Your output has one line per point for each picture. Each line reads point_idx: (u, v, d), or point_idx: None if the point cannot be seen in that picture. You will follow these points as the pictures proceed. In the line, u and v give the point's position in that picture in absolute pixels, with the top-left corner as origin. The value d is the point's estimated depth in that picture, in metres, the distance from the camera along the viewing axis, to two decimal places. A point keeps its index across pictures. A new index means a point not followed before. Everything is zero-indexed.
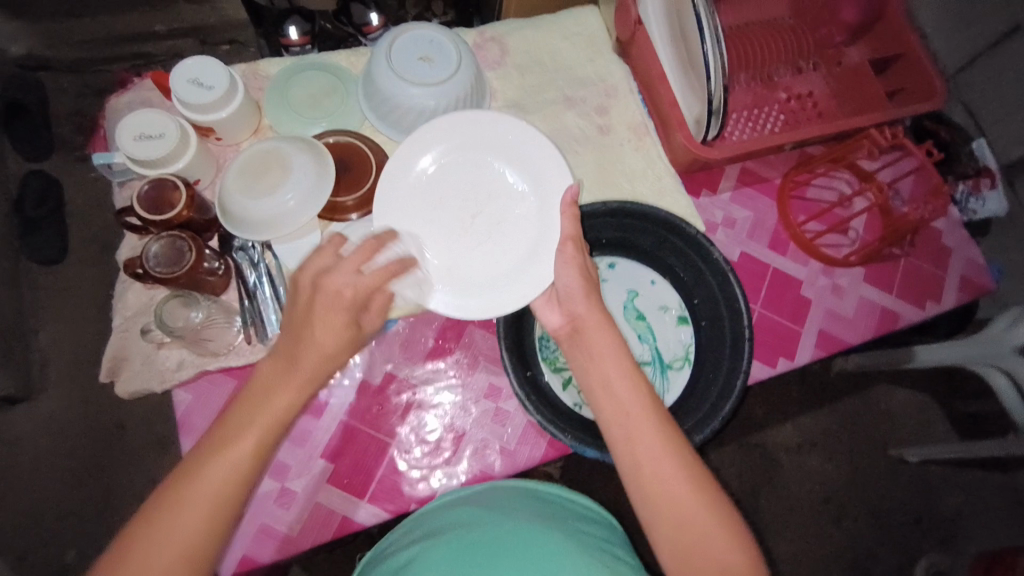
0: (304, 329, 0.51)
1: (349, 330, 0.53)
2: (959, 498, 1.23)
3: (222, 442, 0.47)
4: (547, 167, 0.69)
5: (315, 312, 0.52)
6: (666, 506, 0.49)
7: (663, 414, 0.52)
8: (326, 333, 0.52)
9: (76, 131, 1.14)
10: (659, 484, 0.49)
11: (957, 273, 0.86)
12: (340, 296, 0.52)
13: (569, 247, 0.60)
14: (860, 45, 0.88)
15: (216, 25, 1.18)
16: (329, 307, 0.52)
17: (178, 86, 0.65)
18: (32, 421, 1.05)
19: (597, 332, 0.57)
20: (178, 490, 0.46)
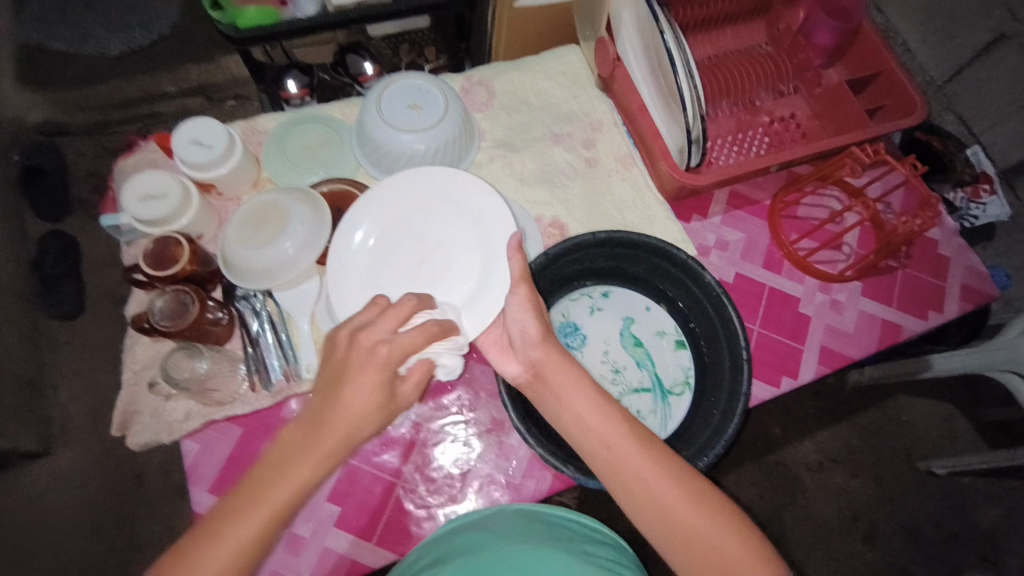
0: (330, 397, 0.48)
1: (384, 393, 0.48)
2: (992, 509, 1.19)
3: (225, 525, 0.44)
4: (492, 214, 0.69)
5: (348, 379, 0.48)
6: (674, 532, 0.48)
7: (641, 432, 0.52)
8: (359, 396, 0.47)
9: (91, 190, 1.19)
10: (659, 512, 0.49)
11: (957, 282, 0.85)
12: (377, 357, 0.48)
13: (520, 290, 0.58)
14: (838, 66, 0.89)
15: (221, 83, 1.25)
16: (364, 369, 0.48)
17: (180, 147, 0.69)
18: (53, 477, 1.06)
19: (558, 373, 0.56)
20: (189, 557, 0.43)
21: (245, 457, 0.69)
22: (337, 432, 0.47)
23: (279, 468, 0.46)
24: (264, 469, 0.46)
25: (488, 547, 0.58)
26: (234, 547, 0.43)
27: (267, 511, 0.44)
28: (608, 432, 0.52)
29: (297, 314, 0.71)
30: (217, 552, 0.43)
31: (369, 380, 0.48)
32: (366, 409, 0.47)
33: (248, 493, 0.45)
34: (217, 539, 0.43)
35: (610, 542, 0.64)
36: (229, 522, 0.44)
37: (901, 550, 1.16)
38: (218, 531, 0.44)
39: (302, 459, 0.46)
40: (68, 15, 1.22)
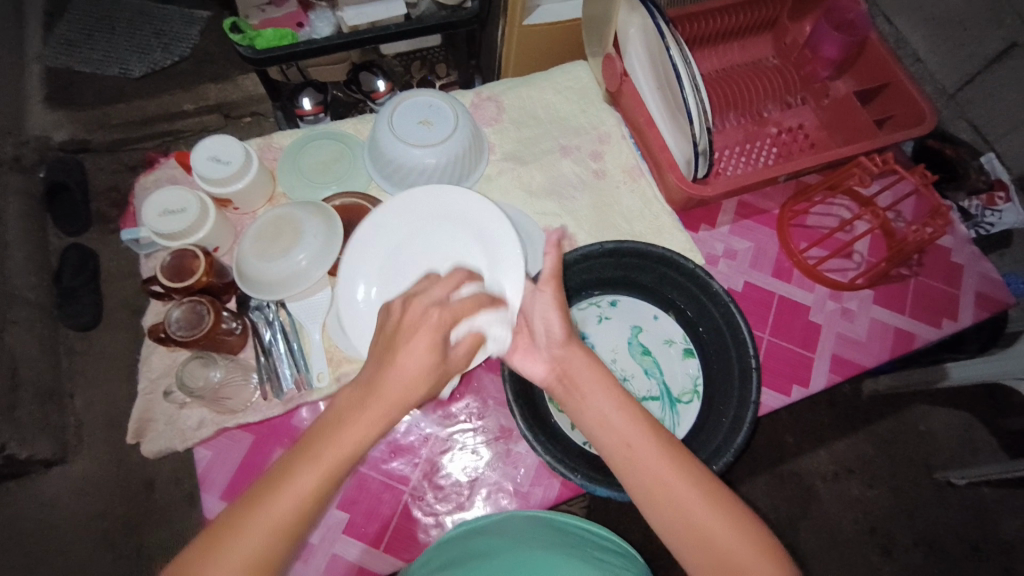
0: (388, 357, 0.46)
1: (434, 358, 0.47)
2: (1016, 523, 1.16)
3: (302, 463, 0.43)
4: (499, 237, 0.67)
5: (405, 341, 0.46)
6: (693, 538, 0.48)
7: (664, 436, 0.52)
8: (415, 354, 0.46)
9: (112, 205, 1.23)
10: (683, 515, 0.48)
11: (971, 290, 0.84)
12: (429, 319, 0.48)
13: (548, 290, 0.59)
14: (846, 78, 0.89)
15: (238, 100, 1.29)
16: (417, 331, 0.47)
17: (198, 162, 0.71)
18: (67, 483, 1.08)
19: (584, 372, 0.56)
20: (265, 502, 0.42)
21: (257, 464, 0.70)
22: (394, 392, 0.45)
23: (339, 422, 0.44)
24: (326, 423, 0.45)
25: (497, 553, 0.58)
26: (296, 498, 0.42)
27: (333, 460, 0.43)
28: (632, 433, 0.52)
29: (308, 323, 0.72)
30: (280, 502, 0.42)
31: (423, 341, 0.47)
32: (417, 373, 0.46)
33: (313, 444, 0.44)
34: (278, 493, 0.42)
35: (620, 550, 0.63)
36: (293, 476, 0.43)
37: (922, 565, 1.13)
38: (284, 481, 0.43)
39: (362, 414, 0.45)
40: (94, 39, 1.28)
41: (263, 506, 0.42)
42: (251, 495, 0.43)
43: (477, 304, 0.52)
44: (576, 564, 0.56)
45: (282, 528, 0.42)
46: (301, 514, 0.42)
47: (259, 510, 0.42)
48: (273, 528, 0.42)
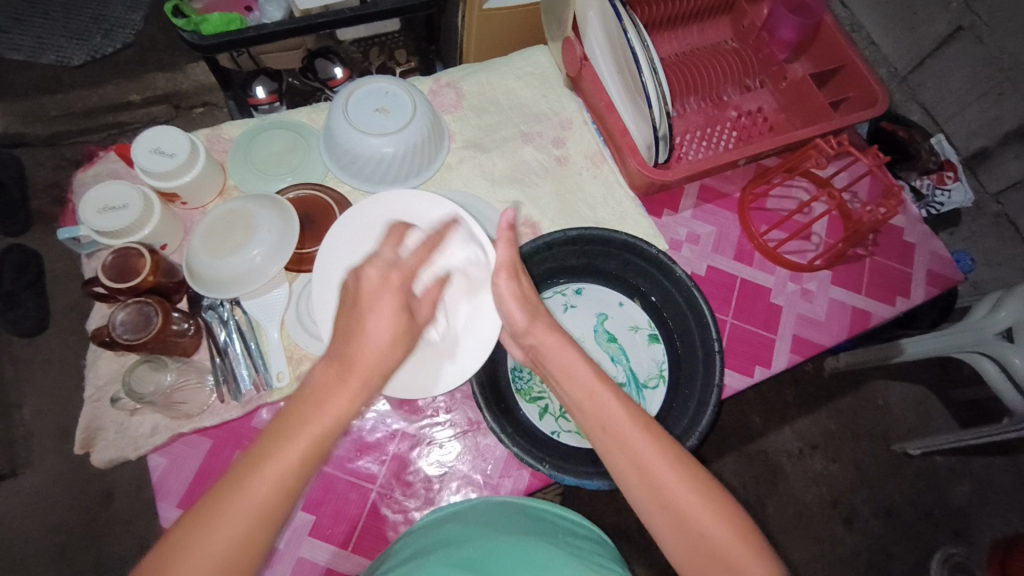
0: (353, 331, 0.46)
1: (404, 318, 0.48)
2: (967, 488, 1.22)
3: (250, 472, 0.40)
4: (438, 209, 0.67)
5: (369, 310, 0.47)
6: (666, 511, 0.48)
7: (644, 417, 0.52)
8: (380, 328, 0.47)
9: (54, 202, 1.16)
10: (659, 496, 0.49)
11: (923, 267, 0.87)
12: (387, 282, 0.48)
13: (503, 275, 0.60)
14: (802, 60, 0.90)
15: (189, 90, 1.22)
16: (381, 297, 0.48)
17: (139, 155, 0.67)
18: (20, 497, 1.03)
19: (557, 353, 0.57)
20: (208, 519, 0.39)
21: (216, 469, 0.68)
22: (366, 360, 0.45)
23: (314, 399, 0.43)
24: (301, 401, 0.43)
25: (470, 541, 0.57)
26: (273, 482, 0.40)
27: (310, 439, 0.42)
28: (608, 411, 0.52)
29: (266, 322, 0.70)
30: (258, 488, 0.40)
31: (390, 304, 0.48)
32: (388, 339, 0.47)
33: (287, 426, 0.42)
34: (251, 481, 0.40)
35: (592, 535, 0.64)
36: (267, 462, 0.40)
37: (881, 532, 1.18)
38: (258, 468, 0.40)
39: (341, 386, 0.44)
40: (26, 24, 1.20)
41: (237, 496, 0.39)
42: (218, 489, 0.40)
43: (427, 249, 0.54)
44: (546, 549, 0.56)
45: (261, 515, 0.40)
46: (281, 498, 0.40)
47: (232, 499, 0.39)
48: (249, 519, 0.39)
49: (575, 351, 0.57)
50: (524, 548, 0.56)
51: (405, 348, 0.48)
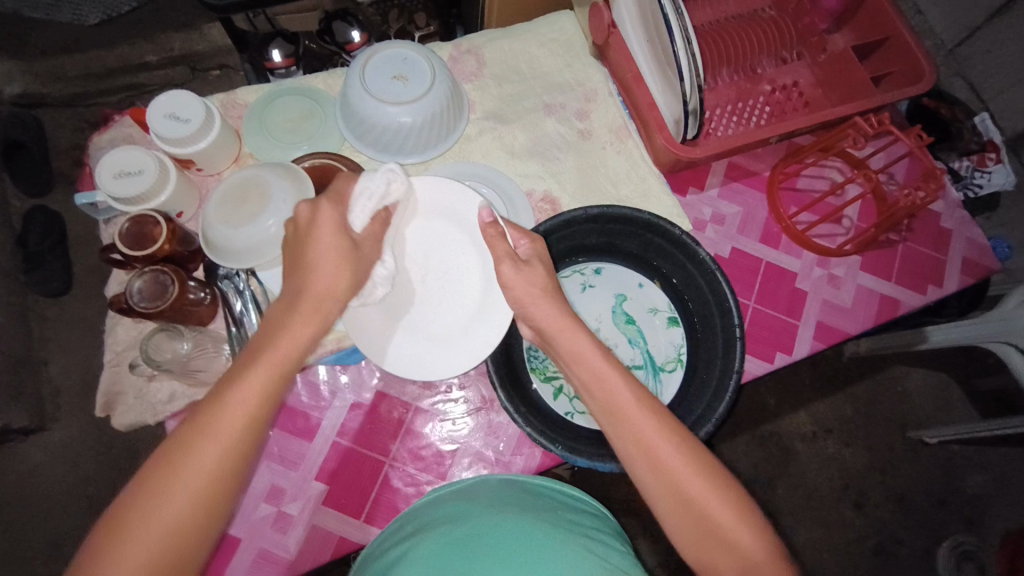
0: (301, 263, 0.51)
1: (345, 241, 0.52)
2: (982, 478, 1.20)
3: (221, 399, 0.44)
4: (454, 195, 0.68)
5: (310, 240, 0.51)
6: (670, 493, 0.48)
7: (666, 417, 0.51)
8: (326, 255, 0.51)
9: (74, 164, 1.16)
10: (683, 500, 0.48)
11: (959, 255, 0.83)
12: (331, 221, 0.52)
13: (504, 268, 0.59)
14: (845, 31, 0.85)
15: (204, 51, 1.20)
16: (329, 236, 0.52)
17: (154, 121, 0.66)
18: (48, 452, 1.06)
19: (574, 341, 0.56)
20: (179, 453, 0.43)
21: None
22: (316, 299, 0.50)
23: (269, 336, 0.48)
24: (262, 340, 0.48)
25: (469, 517, 0.56)
26: (232, 431, 0.44)
27: (265, 376, 0.46)
28: (617, 396, 0.52)
29: (282, 294, 0.70)
30: (222, 425, 0.44)
31: (328, 227, 0.52)
32: (332, 266, 0.51)
33: (242, 366, 0.46)
34: (207, 427, 0.43)
35: (593, 511, 0.63)
36: (221, 407, 0.44)
37: (891, 518, 1.17)
38: (217, 410, 0.44)
39: (293, 322, 0.49)
40: None
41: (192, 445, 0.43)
42: (170, 444, 0.44)
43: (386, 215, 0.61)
44: (548, 532, 0.54)
45: (233, 445, 0.44)
46: (238, 449, 0.44)
47: (190, 448, 0.43)
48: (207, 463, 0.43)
49: (585, 338, 0.56)
50: (524, 530, 0.54)
51: (353, 275, 0.52)
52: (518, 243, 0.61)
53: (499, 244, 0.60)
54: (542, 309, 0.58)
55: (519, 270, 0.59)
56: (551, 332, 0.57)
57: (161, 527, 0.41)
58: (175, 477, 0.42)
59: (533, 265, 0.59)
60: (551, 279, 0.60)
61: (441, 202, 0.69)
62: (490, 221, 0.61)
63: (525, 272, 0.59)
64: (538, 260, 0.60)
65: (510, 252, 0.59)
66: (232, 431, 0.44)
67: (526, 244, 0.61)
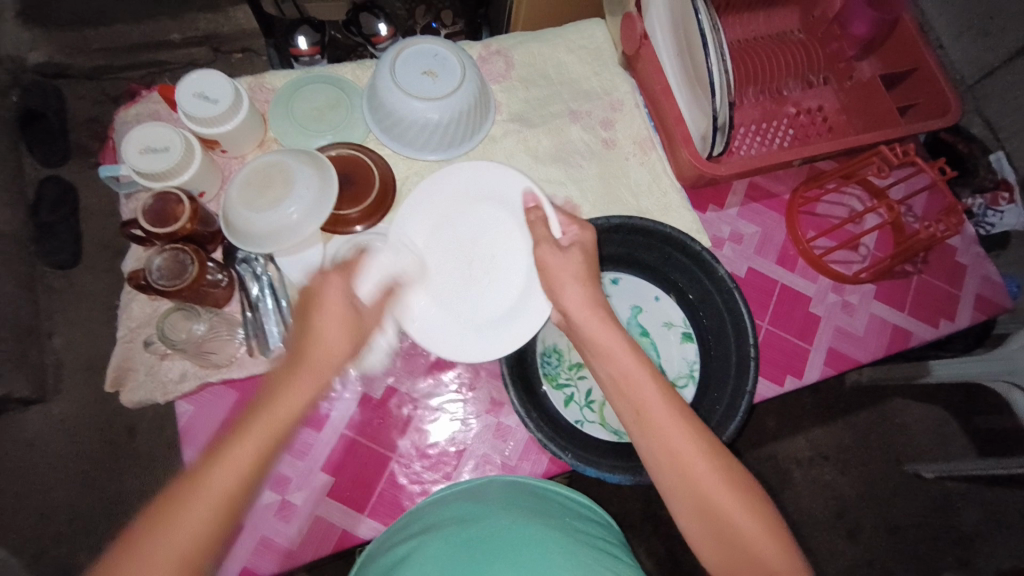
0: (308, 331, 0.50)
1: (350, 313, 0.53)
2: (976, 515, 1.20)
3: (219, 452, 0.43)
4: (498, 179, 0.71)
5: (315, 306, 0.52)
6: (690, 497, 0.48)
7: (682, 409, 0.51)
8: (332, 331, 0.51)
9: (92, 137, 1.15)
10: (698, 498, 0.48)
11: (972, 291, 0.84)
12: (342, 312, 0.52)
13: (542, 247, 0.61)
14: (872, 59, 0.85)
15: (229, 34, 1.19)
16: (332, 310, 0.52)
17: (183, 99, 0.65)
18: (46, 423, 1.05)
19: (598, 325, 0.56)
20: (171, 505, 0.41)
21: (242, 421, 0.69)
22: (319, 361, 0.49)
23: (270, 397, 0.46)
24: (260, 398, 0.46)
25: (477, 519, 0.56)
26: (222, 489, 0.42)
27: (262, 436, 0.44)
28: (641, 392, 0.52)
29: (297, 282, 0.69)
30: (220, 477, 0.42)
31: (332, 305, 0.52)
32: (340, 338, 0.51)
33: (243, 422, 0.44)
34: (204, 484, 0.41)
35: (598, 518, 0.62)
36: (222, 458, 0.42)
37: (882, 548, 1.17)
38: (213, 466, 0.42)
39: (293, 383, 0.47)
40: None
41: (183, 508, 0.41)
42: (148, 520, 0.41)
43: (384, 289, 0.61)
44: (553, 534, 0.54)
45: (226, 495, 0.42)
46: (230, 502, 0.42)
47: (176, 518, 0.40)
48: (198, 526, 0.41)
49: (615, 331, 0.55)
50: (529, 531, 0.54)
51: (355, 343, 0.52)
52: (566, 231, 0.62)
53: (540, 229, 0.63)
54: (574, 298, 0.58)
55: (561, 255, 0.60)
56: (578, 321, 0.57)
57: None
58: (163, 537, 0.40)
59: (571, 252, 0.60)
60: (590, 270, 0.60)
61: (497, 187, 0.71)
62: (534, 206, 0.66)
63: (561, 258, 0.60)
64: (578, 247, 0.60)
65: (551, 239, 0.62)
66: (224, 486, 0.42)
67: (573, 231, 0.62)
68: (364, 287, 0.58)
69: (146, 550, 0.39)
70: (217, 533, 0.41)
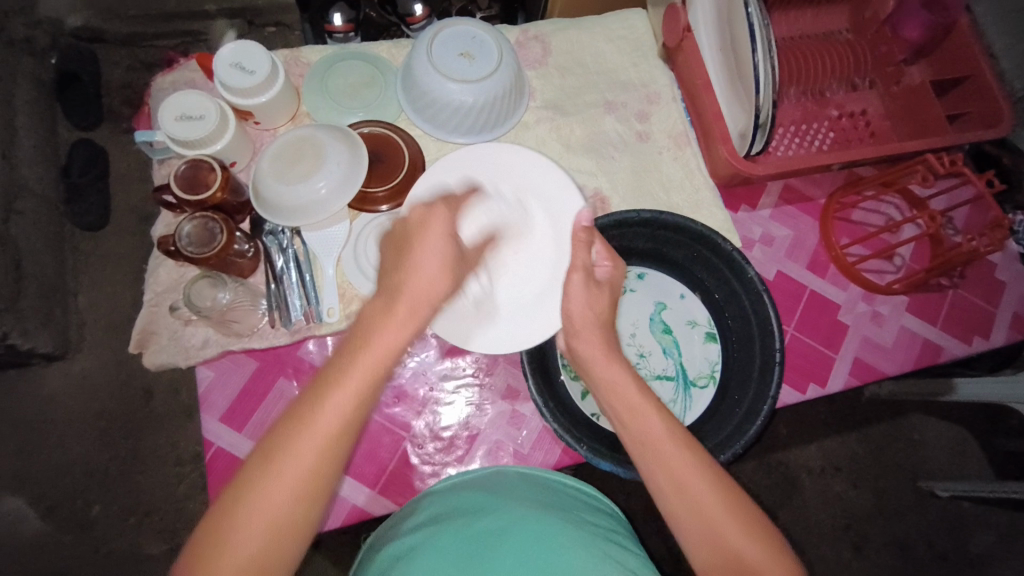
0: (407, 264, 0.48)
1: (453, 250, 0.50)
2: (990, 539, 1.17)
3: (316, 404, 0.41)
4: (551, 187, 0.68)
5: (415, 245, 0.48)
6: (693, 523, 0.46)
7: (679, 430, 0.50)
8: (429, 268, 0.47)
9: (124, 103, 1.16)
10: (698, 516, 0.46)
11: (1010, 309, 0.81)
12: (446, 249, 0.49)
13: (577, 276, 0.59)
14: (922, 65, 0.82)
15: (264, 7, 1.17)
16: (431, 239, 0.49)
17: (221, 69, 0.66)
18: (70, 379, 1.07)
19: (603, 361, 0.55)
20: (275, 459, 0.39)
21: (260, 391, 0.70)
22: (419, 296, 0.46)
23: (363, 340, 0.43)
24: (350, 342, 0.44)
25: (492, 510, 0.55)
26: (320, 440, 0.40)
27: (364, 376, 0.42)
28: (641, 415, 0.51)
29: (323, 257, 0.70)
30: (320, 425, 0.40)
31: (433, 241, 0.49)
32: (440, 271, 0.48)
33: (338, 370, 0.42)
34: (300, 435, 0.40)
35: (610, 512, 0.62)
36: (322, 403, 0.41)
37: (890, 564, 1.15)
38: (311, 415, 0.40)
39: (393, 325, 0.44)
40: None
41: (283, 461, 0.39)
42: (247, 476, 0.40)
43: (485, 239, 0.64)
44: (563, 525, 0.54)
45: (328, 445, 0.40)
46: (335, 444, 0.41)
47: (284, 457, 0.40)
48: (308, 464, 0.40)
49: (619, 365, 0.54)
50: (542, 523, 0.53)
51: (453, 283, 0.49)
52: (600, 263, 0.60)
53: (581, 254, 0.59)
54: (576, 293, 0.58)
55: (589, 288, 0.59)
56: (584, 355, 0.56)
57: (263, 527, 0.39)
58: (271, 492, 0.39)
59: (603, 288, 0.59)
60: (608, 311, 0.59)
61: (537, 189, 0.69)
62: (585, 227, 0.61)
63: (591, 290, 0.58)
64: (610, 286, 0.60)
65: (587, 267, 0.59)
66: (332, 429, 0.40)
67: (607, 266, 0.60)
68: (468, 228, 0.62)
69: (254, 504, 0.39)
70: (326, 477, 0.40)
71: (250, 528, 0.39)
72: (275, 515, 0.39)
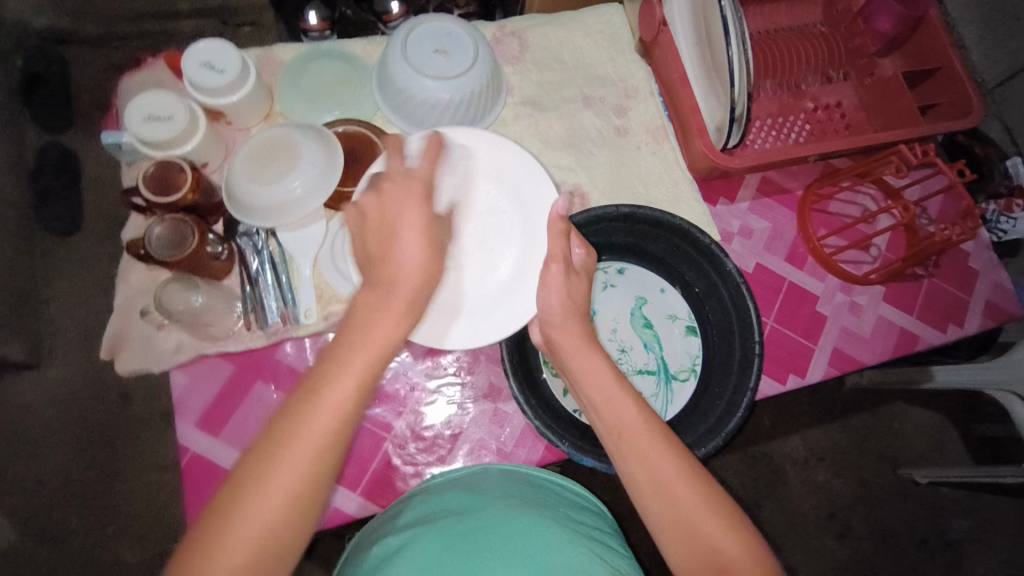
0: (386, 251, 0.45)
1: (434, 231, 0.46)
2: (968, 523, 1.20)
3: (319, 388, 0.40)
4: (515, 171, 0.67)
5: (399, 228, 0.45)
6: (669, 518, 0.46)
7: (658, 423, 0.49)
8: (414, 248, 0.44)
9: (95, 105, 1.13)
10: (673, 511, 0.46)
11: (982, 298, 0.83)
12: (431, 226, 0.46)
13: (555, 267, 0.58)
14: (895, 57, 0.83)
15: (240, 7, 1.16)
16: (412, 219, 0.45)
17: (189, 68, 0.64)
18: (41, 391, 1.00)
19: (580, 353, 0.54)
20: (273, 450, 0.39)
21: (237, 395, 0.69)
22: (412, 283, 0.44)
23: (364, 328, 0.42)
24: (350, 327, 0.42)
25: (475, 510, 0.55)
26: (324, 429, 0.39)
27: (365, 361, 0.41)
28: (621, 409, 0.50)
29: (299, 257, 0.68)
30: (317, 415, 0.39)
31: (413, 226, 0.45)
32: (422, 258, 0.44)
33: (339, 354, 0.41)
34: (304, 422, 0.39)
35: (595, 511, 0.62)
36: (326, 388, 0.40)
37: (873, 550, 1.17)
38: (314, 405, 0.40)
39: (389, 313, 0.42)
40: None
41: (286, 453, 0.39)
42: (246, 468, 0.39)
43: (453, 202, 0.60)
44: (545, 524, 0.53)
45: (331, 429, 0.40)
46: (337, 429, 0.40)
47: (285, 446, 0.39)
48: (312, 449, 0.39)
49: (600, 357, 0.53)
50: (524, 522, 0.53)
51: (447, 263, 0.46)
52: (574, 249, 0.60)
53: (558, 242, 0.57)
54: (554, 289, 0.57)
55: (570, 278, 0.58)
56: (563, 347, 0.56)
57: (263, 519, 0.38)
58: (272, 483, 0.38)
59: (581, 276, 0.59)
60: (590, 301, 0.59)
61: (501, 172, 0.67)
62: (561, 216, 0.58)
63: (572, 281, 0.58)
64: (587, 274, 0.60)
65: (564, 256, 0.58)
66: (333, 419, 0.40)
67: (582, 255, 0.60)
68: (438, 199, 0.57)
69: (254, 496, 0.38)
70: (331, 461, 0.40)
71: (250, 521, 0.38)
72: (278, 509, 0.38)
